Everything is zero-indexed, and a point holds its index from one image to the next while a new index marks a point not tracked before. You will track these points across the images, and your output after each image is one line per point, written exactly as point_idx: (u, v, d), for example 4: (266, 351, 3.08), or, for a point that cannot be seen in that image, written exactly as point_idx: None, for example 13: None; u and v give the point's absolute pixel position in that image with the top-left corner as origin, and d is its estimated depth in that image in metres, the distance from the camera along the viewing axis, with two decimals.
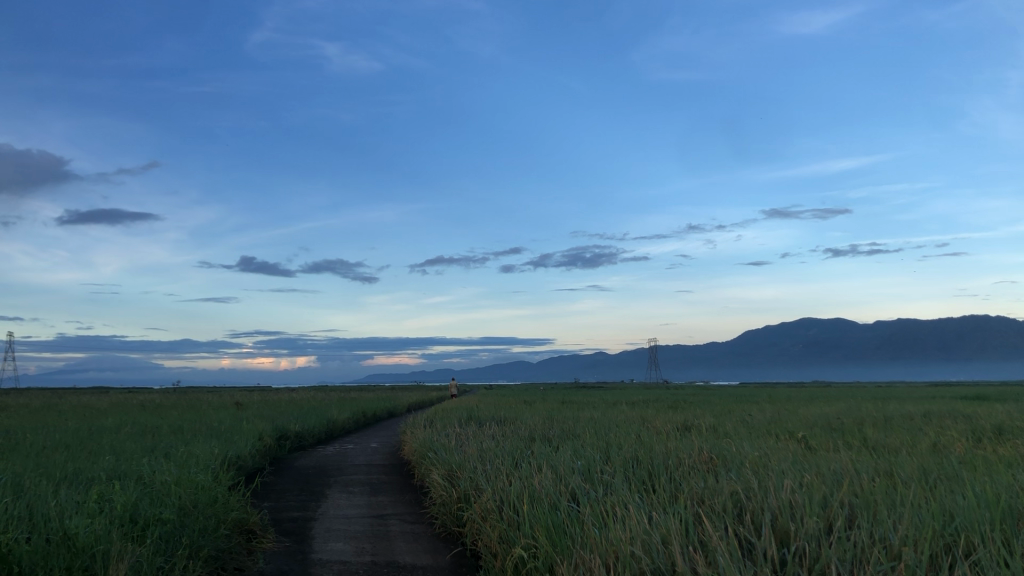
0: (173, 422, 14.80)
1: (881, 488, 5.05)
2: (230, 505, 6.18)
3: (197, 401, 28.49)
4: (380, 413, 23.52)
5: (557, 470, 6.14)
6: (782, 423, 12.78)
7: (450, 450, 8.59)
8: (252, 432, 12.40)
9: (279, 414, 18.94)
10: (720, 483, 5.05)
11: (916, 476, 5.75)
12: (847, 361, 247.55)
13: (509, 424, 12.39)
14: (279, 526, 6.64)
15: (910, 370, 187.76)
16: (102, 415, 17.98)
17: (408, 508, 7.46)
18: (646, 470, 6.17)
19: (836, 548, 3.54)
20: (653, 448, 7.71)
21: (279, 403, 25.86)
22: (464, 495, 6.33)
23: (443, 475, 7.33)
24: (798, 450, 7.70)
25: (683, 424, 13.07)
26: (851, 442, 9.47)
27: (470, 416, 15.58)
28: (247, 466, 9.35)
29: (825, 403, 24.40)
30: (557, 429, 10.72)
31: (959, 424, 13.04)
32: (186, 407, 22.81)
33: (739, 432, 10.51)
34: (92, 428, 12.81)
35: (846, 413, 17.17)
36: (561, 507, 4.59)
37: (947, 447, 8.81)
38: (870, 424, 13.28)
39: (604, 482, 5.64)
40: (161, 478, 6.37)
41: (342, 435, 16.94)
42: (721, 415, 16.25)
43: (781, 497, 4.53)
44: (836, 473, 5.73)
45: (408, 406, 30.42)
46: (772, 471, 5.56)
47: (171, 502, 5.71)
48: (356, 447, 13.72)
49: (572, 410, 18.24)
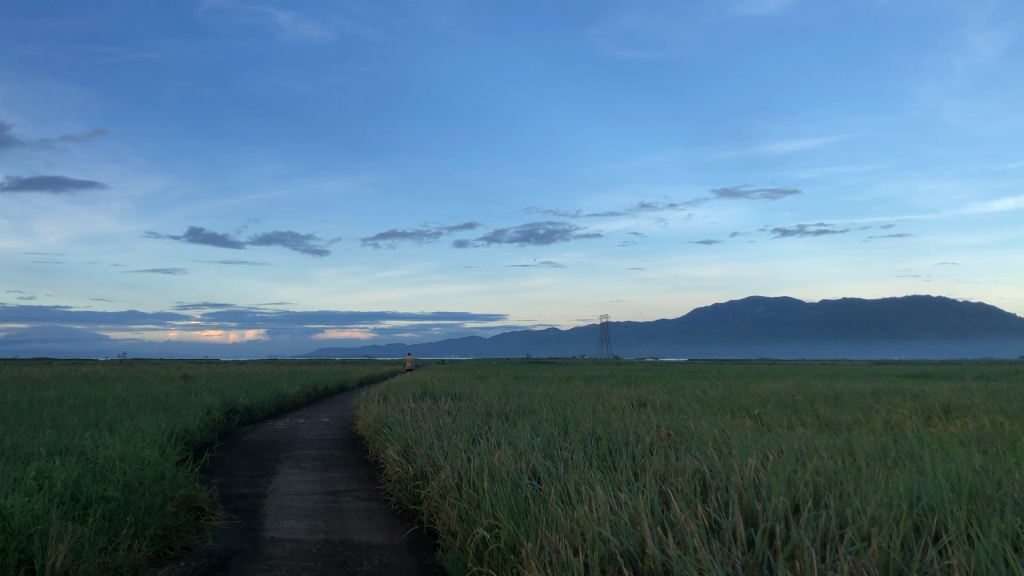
0: (119, 396, 14.41)
1: (843, 467, 5.02)
2: (177, 481, 5.97)
3: (141, 374, 27.85)
4: (331, 387, 23.26)
5: (517, 446, 6.04)
6: (735, 400, 12.87)
7: (405, 426, 8.46)
8: (200, 406, 12.09)
9: (227, 386, 18.59)
10: (684, 461, 4.98)
11: (876, 454, 5.76)
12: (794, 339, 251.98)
13: (464, 399, 12.29)
14: (229, 502, 6.45)
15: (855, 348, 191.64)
16: (44, 387, 17.45)
17: (362, 484, 7.30)
18: (606, 447, 6.08)
19: (806, 528, 3.48)
20: (613, 424, 7.66)
21: (229, 376, 25.38)
22: (420, 472, 6.20)
23: (398, 451, 7.19)
24: (755, 427, 7.72)
25: (637, 399, 13.11)
26: (805, 418, 9.51)
27: (425, 391, 15.46)
28: (195, 441, 9.09)
29: (776, 381, 24.67)
30: (513, 405, 10.61)
31: (909, 401, 13.22)
32: (132, 379, 22.28)
33: (695, 408, 10.52)
34: (33, 400, 12.40)
35: (798, 391, 17.35)
36: (523, 484, 4.49)
37: (899, 425, 8.91)
38: (823, 401, 13.40)
39: (564, 460, 5.54)
40: (104, 453, 6.12)
41: (293, 409, 16.69)
42: (674, 392, 16.33)
43: (746, 475, 4.47)
44: (797, 451, 5.71)
45: (360, 380, 30.14)
46: (736, 449, 5.52)
47: (115, 479, 5.48)
48: (307, 422, 13.51)
49: (527, 385, 18.19)
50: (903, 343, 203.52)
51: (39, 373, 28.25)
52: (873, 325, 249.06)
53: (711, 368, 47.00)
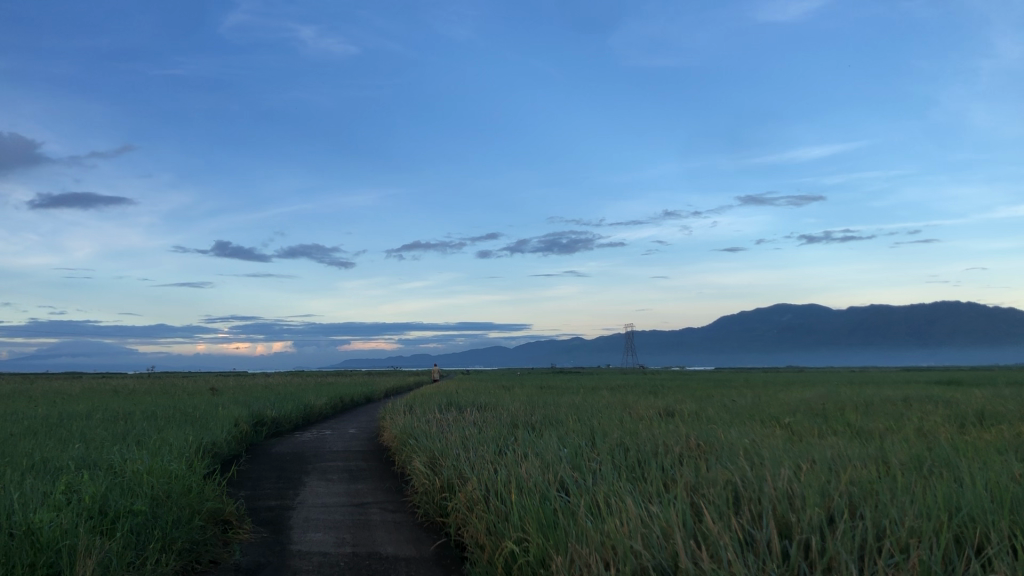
0: (147, 408, 14.49)
1: (878, 476, 4.93)
2: (205, 495, 5.97)
3: (169, 387, 28.02)
4: (357, 399, 23.28)
5: (544, 457, 5.98)
6: (764, 409, 12.73)
7: (431, 437, 8.43)
8: (227, 418, 12.13)
9: (253, 399, 18.67)
10: (715, 472, 4.90)
11: (911, 463, 5.65)
12: (822, 346, 249.74)
13: (490, 410, 12.27)
14: (256, 515, 6.43)
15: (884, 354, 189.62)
16: (73, 401, 17.59)
17: (388, 496, 7.28)
18: (634, 458, 6.01)
19: (842, 538, 3.41)
20: (641, 434, 7.58)
21: (256, 388, 25.51)
22: (448, 484, 6.15)
23: (425, 463, 7.15)
24: (785, 436, 7.62)
25: (664, 409, 13.00)
26: (836, 426, 9.40)
27: (450, 401, 15.45)
28: (222, 453, 9.11)
29: (805, 388, 24.43)
30: (540, 415, 10.55)
31: (942, 408, 13.01)
32: (160, 391, 22.45)
33: (723, 417, 10.42)
34: (62, 414, 12.49)
35: (827, 398, 17.14)
36: (553, 497, 4.43)
37: (932, 433, 8.76)
38: (853, 409, 13.27)
39: (593, 472, 5.47)
40: (132, 467, 6.13)
41: (319, 421, 16.71)
42: (702, 401, 16.17)
43: (779, 486, 4.40)
44: (830, 461, 5.61)
45: (385, 391, 30.12)
46: (768, 459, 5.43)
47: (143, 493, 5.49)
48: (333, 433, 13.52)
49: (553, 395, 18.12)
50: (933, 349, 201.15)
51: (69, 386, 28.50)
52: (902, 331, 246.45)
53: (738, 376, 46.66)
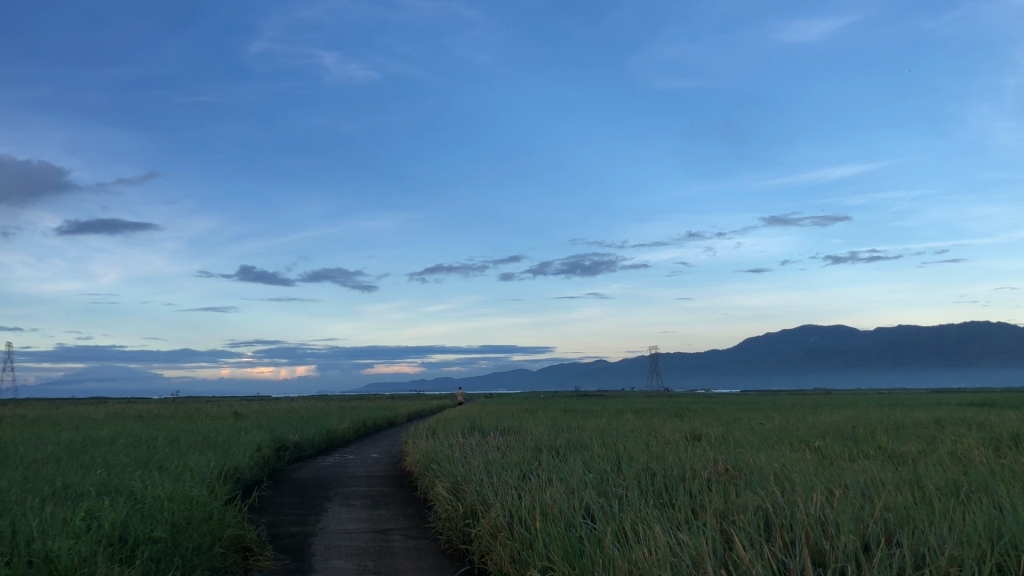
0: (171, 434, 14.51)
1: (914, 502, 4.77)
2: (226, 521, 5.91)
3: (193, 412, 28.09)
4: (380, 423, 23.23)
5: (568, 482, 5.89)
6: (792, 432, 12.52)
7: (454, 461, 8.34)
8: (250, 443, 12.11)
9: (276, 423, 18.64)
10: (744, 498, 4.78)
11: (946, 488, 5.48)
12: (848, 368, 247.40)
13: (514, 433, 12.18)
14: (277, 542, 6.37)
15: (912, 376, 187.44)
16: (98, 426, 17.67)
17: (411, 522, 7.19)
18: (661, 483, 5.89)
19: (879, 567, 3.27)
20: (668, 459, 7.46)
21: (279, 413, 25.55)
22: (471, 510, 6.06)
23: (448, 488, 7.06)
24: (815, 460, 7.45)
25: (691, 432, 12.80)
26: (867, 450, 9.21)
27: (473, 425, 15.39)
28: (244, 478, 9.07)
29: (833, 411, 24.11)
30: (564, 439, 10.43)
31: (975, 431, 12.75)
32: (183, 416, 22.53)
33: (751, 441, 10.24)
34: (86, 439, 12.52)
35: (857, 421, 16.88)
36: (577, 524, 4.33)
37: (966, 456, 8.55)
38: (883, 432, 13.02)
39: (618, 498, 5.36)
40: (153, 493, 6.09)
41: (342, 445, 16.67)
42: (728, 424, 15.95)
43: (812, 512, 4.26)
44: (862, 485, 5.45)
45: (408, 415, 30.03)
46: (798, 484, 5.29)
47: (164, 519, 5.44)
48: (357, 458, 13.46)
49: (577, 419, 17.96)
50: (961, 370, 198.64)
51: (95, 412, 28.65)
52: (930, 352, 243.60)
53: (763, 399, 46.41)
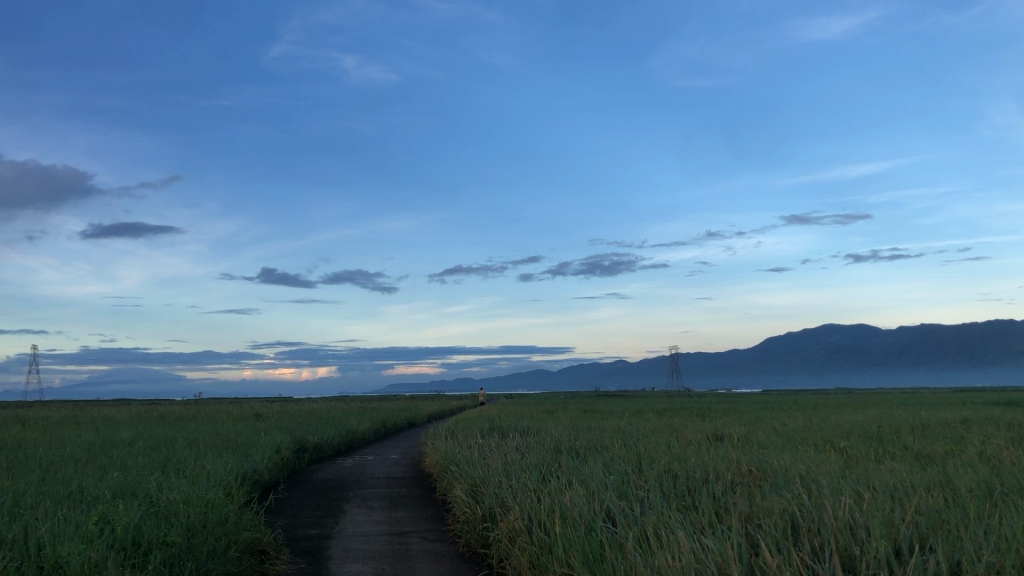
0: (191, 435, 14.52)
1: (945, 505, 4.62)
2: (242, 524, 5.83)
3: (215, 413, 28.10)
4: (400, 423, 23.20)
5: (589, 484, 5.78)
6: (816, 432, 12.33)
7: (473, 463, 8.24)
8: (270, 445, 12.06)
9: (297, 425, 18.64)
10: (768, 501, 4.64)
11: (979, 490, 5.31)
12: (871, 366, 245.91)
13: (533, 434, 12.06)
14: (295, 545, 6.29)
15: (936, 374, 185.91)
16: (118, 428, 17.74)
17: (430, 525, 7.10)
18: (684, 486, 5.77)
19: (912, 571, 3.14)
20: (690, 460, 7.33)
21: (299, 413, 25.58)
22: (489, 513, 5.95)
23: (466, 490, 6.96)
24: (842, 461, 7.29)
25: (713, 433, 12.66)
26: (894, 451, 9.01)
27: (493, 426, 15.32)
28: (262, 480, 9.01)
29: (857, 410, 23.88)
30: (585, 440, 10.29)
31: (1003, 431, 12.50)
32: (204, 418, 22.62)
33: (776, 441, 10.07)
34: (106, 441, 12.51)
35: (881, 421, 16.65)
36: (598, 528, 4.21)
37: (996, 457, 8.36)
38: (910, 432, 12.78)
39: (640, 501, 5.23)
40: (169, 496, 6.03)
41: (361, 445, 16.62)
42: (751, 424, 15.74)
43: (841, 516, 4.12)
44: (892, 488, 5.29)
45: (427, 415, 29.97)
46: (824, 486, 5.15)
47: (179, 523, 5.38)
48: (376, 459, 13.40)
49: (598, 419, 17.84)
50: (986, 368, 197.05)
51: (117, 413, 28.74)
52: (954, 351, 241.30)
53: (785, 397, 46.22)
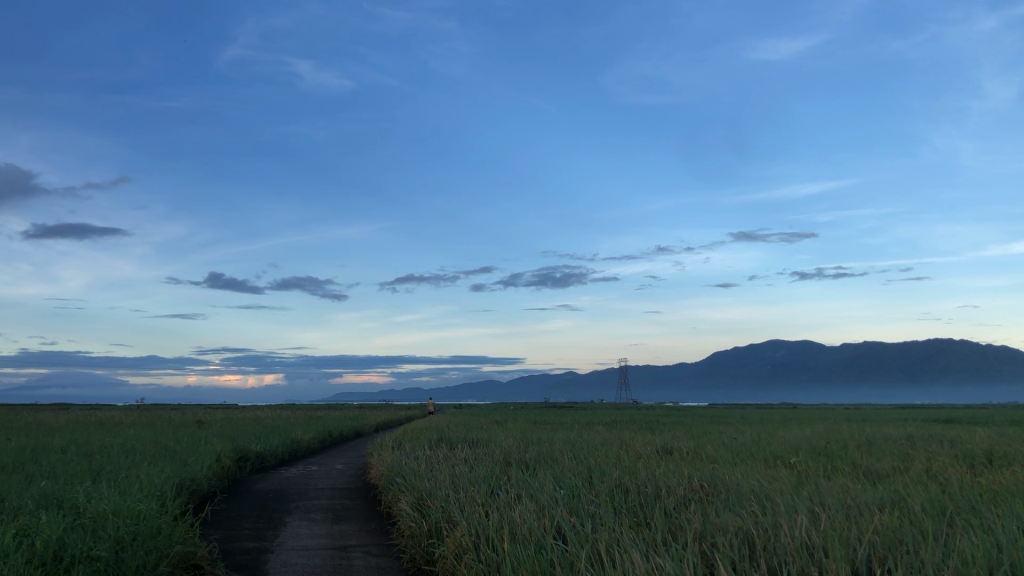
0: (128, 442, 14.04)
1: (897, 522, 4.57)
2: (175, 537, 5.54)
3: (155, 419, 27.46)
4: (346, 432, 22.86)
5: (538, 499, 5.62)
6: (764, 447, 12.30)
7: (419, 475, 8.02)
8: (210, 453, 11.69)
9: (239, 432, 18.22)
10: (723, 519, 4.52)
11: (932, 509, 5.26)
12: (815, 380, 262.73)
13: (482, 445, 11.91)
14: (231, 559, 6.02)
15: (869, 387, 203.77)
16: (52, 434, 17.14)
17: (374, 538, 6.88)
18: (634, 501, 5.65)
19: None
20: (640, 474, 7.25)
21: (242, 422, 25.01)
22: (435, 528, 5.76)
23: (411, 504, 6.75)
24: (792, 477, 7.26)
25: (662, 446, 12.59)
26: (841, 467, 9.04)
27: (441, 437, 15.07)
28: (200, 490, 8.68)
29: (802, 426, 24.13)
30: (534, 452, 10.13)
31: (947, 448, 12.67)
32: (143, 426, 21.92)
33: (725, 456, 10.05)
34: (37, 448, 11.96)
35: (828, 436, 16.84)
36: (548, 546, 4.05)
37: (944, 474, 8.36)
38: (855, 447, 12.91)
39: (591, 518, 5.07)
40: (98, 507, 5.72)
41: (306, 455, 16.27)
42: (699, 438, 15.76)
43: (795, 534, 4.03)
44: (845, 506, 5.23)
45: (373, 423, 29.58)
46: (778, 504, 5.05)
47: (106, 536, 5.09)
48: (320, 470, 13.09)
49: (546, 431, 17.65)
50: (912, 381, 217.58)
51: (52, 418, 27.75)
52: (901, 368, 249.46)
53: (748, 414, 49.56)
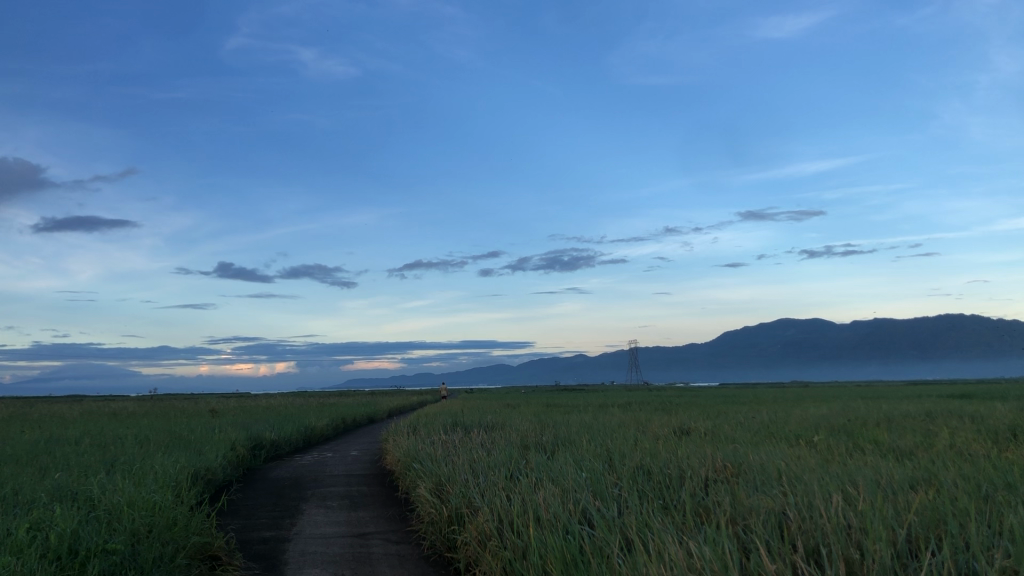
0: (142, 432, 13.98)
1: (932, 500, 4.44)
2: (191, 528, 5.43)
3: (169, 410, 27.86)
4: (360, 418, 22.83)
5: (561, 483, 5.49)
6: (781, 425, 12.17)
7: (436, 461, 7.91)
8: (225, 442, 11.63)
9: (253, 420, 18.23)
10: (752, 500, 4.39)
11: (965, 486, 5.11)
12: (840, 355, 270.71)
13: (498, 430, 11.80)
14: (248, 549, 5.93)
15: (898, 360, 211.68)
16: (67, 425, 17.14)
17: (392, 525, 6.77)
18: (659, 484, 5.53)
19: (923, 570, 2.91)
20: (661, 455, 7.14)
21: (255, 411, 25.03)
22: (456, 514, 5.64)
23: (430, 489, 6.64)
24: (817, 457, 7.12)
25: (679, 427, 12.41)
26: (864, 444, 8.91)
27: (455, 421, 14.99)
28: (216, 480, 8.59)
29: (819, 403, 24.01)
30: (550, 435, 10.00)
31: (967, 423, 12.48)
32: (157, 415, 21.91)
33: (744, 436, 9.91)
34: (52, 440, 11.94)
35: (845, 413, 16.70)
36: (575, 532, 3.93)
37: (969, 450, 8.22)
38: (874, 425, 12.77)
39: (615, 500, 4.96)
40: (113, 498, 5.63)
41: (320, 442, 16.22)
42: (716, 418, 15.63)
43: (832, 516, 3.90)
44: (877, 485, 5.11)
45: (387, 409, 29.62)
46: (808, 484, 4.91)
47: (122, 529, 4.99)
48: (335, 456, 12.98)
49: (560, 414, 17.52)
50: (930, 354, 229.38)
51: (67, 410, 27.89)
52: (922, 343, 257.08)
53: (766, 391, 51.21)
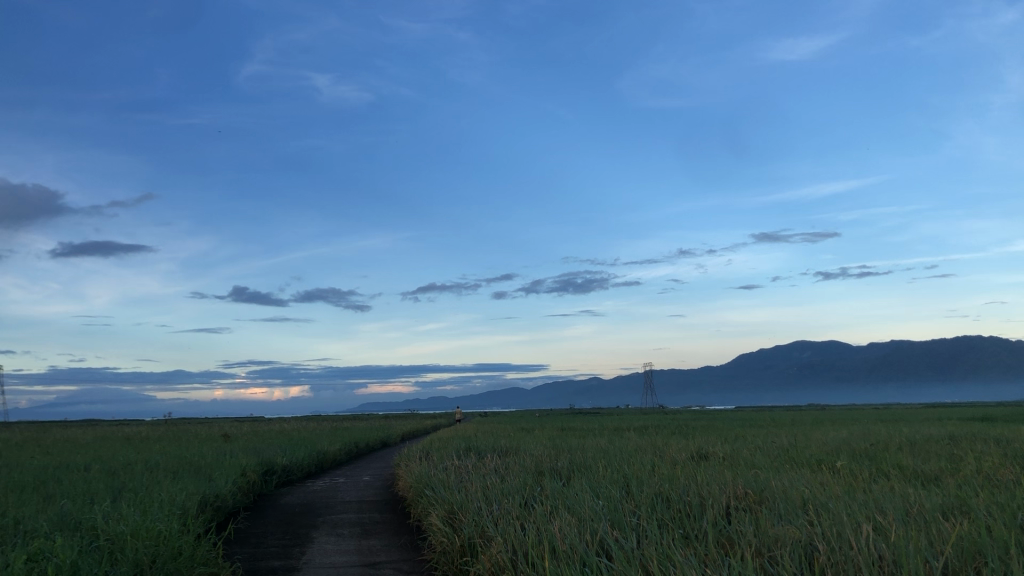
0: (153, 458, 13.88)
1: (965, 529, 4.24)
2: (196, 557, 5.28)
3: (183, 435, 27.83)
4: (373, 443, 22.68)
5: (577, 511, 5.32)
6: (799, 451, 11.96)
7: (450, 487, 7.73)
8: (235, 467, 11.50)
9: (265, 445, 18.11)
10: (777, 529, 4.21)
11: (999, 513, 4.90)
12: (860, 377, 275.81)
13: (513, 455, 11.62)
14: None
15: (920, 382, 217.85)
16: (79, 450, 17.06)
17: (404, 554, 6.60)
18: (678, 512, 5.35)
19: None
20: (678, 481, 6.98)
21: (269, 435, 24.95)
22: (468, 543, 5.47)
23: (442, 516, 6.47)
24: (840, 483, 6.93)
25: (696, 451, 12.22)
26: (886, 470, 8.69)
27: (469, 446, 14.81)
28: (224, 506, 8.44)
29: (838, 426, 23.78)
30: (565, 461, 9.81)
31: (992, 447, 12.24)
32: (171, 440, 21.86)
33: (762, 460, 9.72)
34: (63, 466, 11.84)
35: (864, 437, 16.48)
36: (593, 564, 3.74)
37: (995, 475, 8.01)
38: (894, 449, 12.55)
39: (634, 530, 4.78)
40: (116, 527, 5.49)
41: (333, 467, 16.09)
42: (734, 443, 15.38)
43: (862, 547, 3.71)
44: (906, 513, 4.93)
45: (401, 435, 29.52)
46: (834, 512, 4.72)
47: (125, 559, 4.86)
48: (346, 482, 12.83)
49: (575, 439, 17.36)
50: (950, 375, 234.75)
51: (83, 434, 27.93)
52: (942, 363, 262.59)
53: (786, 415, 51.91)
